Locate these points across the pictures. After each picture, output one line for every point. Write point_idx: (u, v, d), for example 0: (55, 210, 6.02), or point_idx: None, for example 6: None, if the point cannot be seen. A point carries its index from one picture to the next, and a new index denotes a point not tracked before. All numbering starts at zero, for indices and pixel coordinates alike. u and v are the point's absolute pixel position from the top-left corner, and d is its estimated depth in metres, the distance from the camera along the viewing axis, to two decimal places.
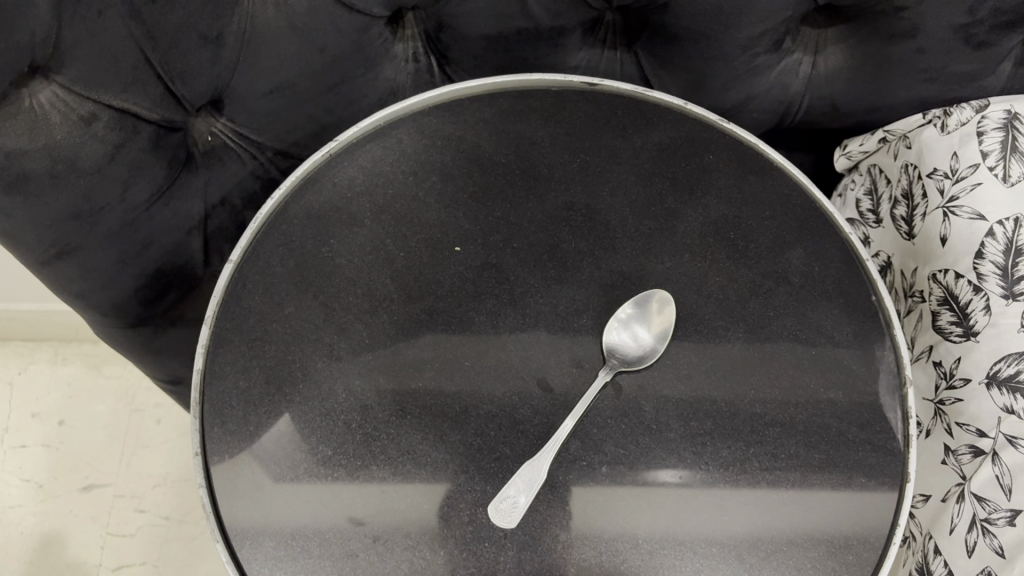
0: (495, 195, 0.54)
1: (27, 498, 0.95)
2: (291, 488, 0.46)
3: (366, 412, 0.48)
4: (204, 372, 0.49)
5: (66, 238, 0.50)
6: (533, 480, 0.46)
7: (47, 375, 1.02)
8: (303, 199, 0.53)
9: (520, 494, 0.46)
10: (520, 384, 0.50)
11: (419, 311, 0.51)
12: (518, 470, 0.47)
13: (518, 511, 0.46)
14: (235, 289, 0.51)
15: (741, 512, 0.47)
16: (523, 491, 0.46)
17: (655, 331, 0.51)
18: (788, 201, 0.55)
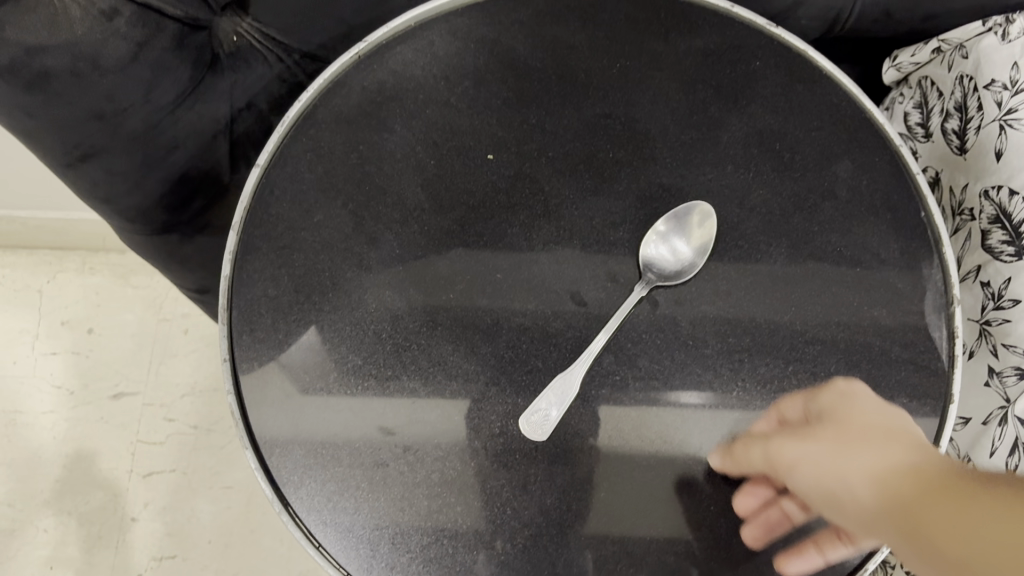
0: (531, 101, 0.52)
1: (60, 403, 0.97)
2: (321, 397, 0.46)
3: (396, 322, 0.47)
4: (232, 279, 0.48)
5: (90, 140, 0.48)
6: (565, 395, 0.46)
7: (76, 284, 1.02)
8: (332, 103, 0.51)
9: (551, 408, 0.45)
10: (554, 297, 0.49)
11: (451, 221, 0.50)
12: (550, 383, 0.46)
13: (549, 427, 0.45)
14: (263, 196, 0.49)
15: None
16: (554, 404, 0.45)
17: (695, 245, 0.49)
18: (837, 110, 0.52)
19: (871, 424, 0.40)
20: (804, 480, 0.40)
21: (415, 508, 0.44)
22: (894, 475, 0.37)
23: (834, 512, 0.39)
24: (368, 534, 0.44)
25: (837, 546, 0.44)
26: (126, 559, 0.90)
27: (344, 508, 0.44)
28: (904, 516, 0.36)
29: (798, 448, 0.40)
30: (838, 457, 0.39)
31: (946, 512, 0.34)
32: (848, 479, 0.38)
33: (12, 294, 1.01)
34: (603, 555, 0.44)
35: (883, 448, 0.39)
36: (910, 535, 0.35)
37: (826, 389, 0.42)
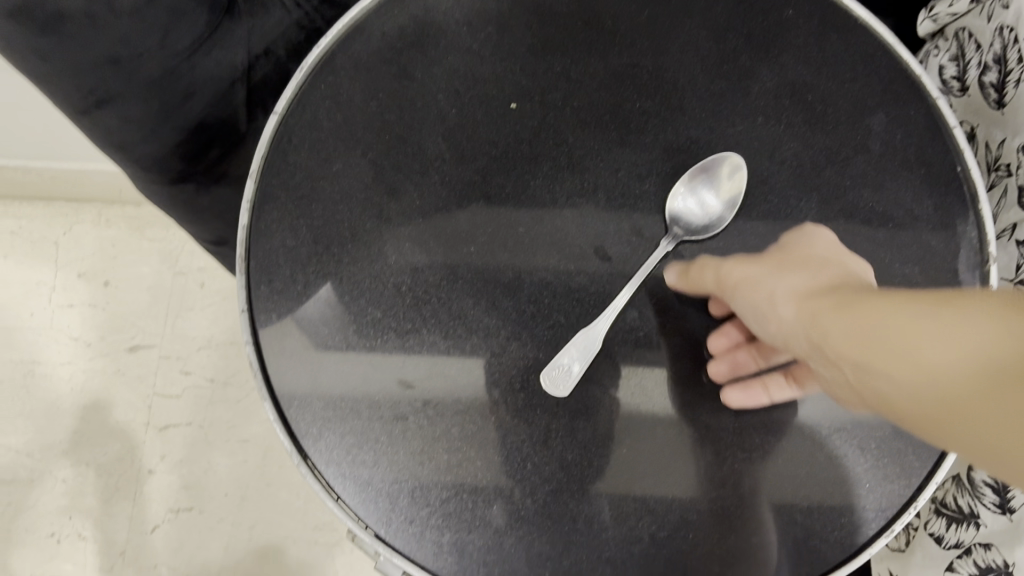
0: (555, 49, 0.51)
1: (77, 355, 0.97)
2: (340, 350, 0.45)
3: (416, 275, 0.47)
4: (250, 229, 0.47)
5: (105, 85, 0.47)
6: (587, 350, 0.45)
7: (92, 236, 1.02)
8: (351, 49, 0.50)
9: (572, 363, 0.45)
10: (577, 251, 0.48)
11: (472, 173, 0.49)
12: (572, 338, 0.45)
13: (571, 380, 0.44)
14: (281, 144, 0.48)
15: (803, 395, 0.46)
16: (577, 359, 0.45)
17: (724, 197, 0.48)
18: (872, 61, 0.51)
19: (809, 253, 0.42)
20: (746, 307, 0.42)
21: (434, 463, 0.44)
22: (814, 289, 0.39)
23: (770, 329, 0.41)
24: (387, 487, 0.43)
25: (782, 386, 0.45)
26: (143, 509, 0.91)
27: (363, 461, 0.44)
28: (810, 322, 0.38)
29: (747, 270, 0.42)
30: (775, 280, 0.41)
31: (849, 312, 0.36)
32: (778, 299, 0.40)
33: (29, 245, 1.01)
34: (623, 512, 0.44)
35: (811, 269, 0.41)
36: (817, 339, 0.37)
37: (792, 232, 0.45)
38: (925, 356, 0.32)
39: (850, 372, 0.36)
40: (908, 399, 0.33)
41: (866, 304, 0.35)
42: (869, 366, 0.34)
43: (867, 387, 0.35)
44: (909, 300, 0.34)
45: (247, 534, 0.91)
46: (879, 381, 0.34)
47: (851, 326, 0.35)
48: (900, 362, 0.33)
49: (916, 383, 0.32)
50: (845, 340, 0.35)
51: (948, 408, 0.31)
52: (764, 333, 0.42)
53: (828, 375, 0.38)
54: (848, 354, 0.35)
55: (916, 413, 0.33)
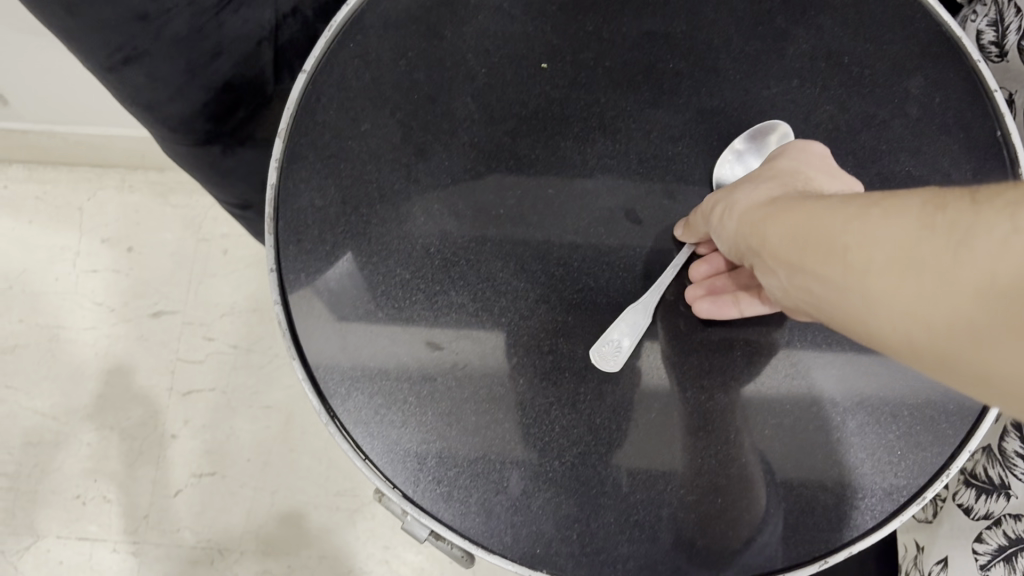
0: (586, 9, 0.50)
1: (101, 320, 0.97)
2: (369, 310, 0.45)
3: (445, 237, 0.46)
4: (278, 187, 0.46)
5: (133, 42, 0.47)
6: (637, 326, 0.45)
7: (115, 203, 1.02)
8: (381, 8, 0.50)
9: (623, 339, 0.44)
10: (608, 214, 0.47)
11: (502, 133, 0.48)
12: (620, 314, 0.45)
13: (623, 356, 0.44)
14: (310, 102, 0.48)
15: (834, 362, 0.45)
16: (626, 335, 0.44)
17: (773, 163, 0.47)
18: (910, 23, 0.50)
19: (769, 167, 0.42)
20: (709, 227, 0.42)
21: (462, 424, 0.44)
22: (766, 200, 0.39)
23: (724, 246, 0.42)
24: (415, 447, 0.43)
25: (753, 300, 0.44)
26: (166, 473, 0.92)
27: (391, 421, 0.44)
28: (757, 231, 0.38)
29: (714, 195, 0.42)
30: (731, 195, 0.41)
31: (791, 218, 0.35)
32: (731, 212, 0.40)
33: (54, 211, 1.02)
34: (653, 476, 0.43)
35: (765, 181, 0.41)
36: (762, 247, 0.37)
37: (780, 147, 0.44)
38: (849, 256, 0.31)
39: (790, 278, 0.36)
40: (839, 301, 0.33)
41: (806, 209, 0.35)
42: (805, 271, 0.34)
43: (806, 294, 0.35)
44: (842, 201, 0.33)
45: (269, 499, 0.91)
46: (814, 285, 0.34)
47: (792, 231, 0.35)
48: (829, 265, 0.32)
49: (844, 286, 0.32)
50: (786, 246, 0.35)
51: (874, 308, 0.31)
52: (723, 250, 0.42)
53: (775, 286, 0.38)
54: (788, 261, 0.35)
55: (848, 316, 0.32)
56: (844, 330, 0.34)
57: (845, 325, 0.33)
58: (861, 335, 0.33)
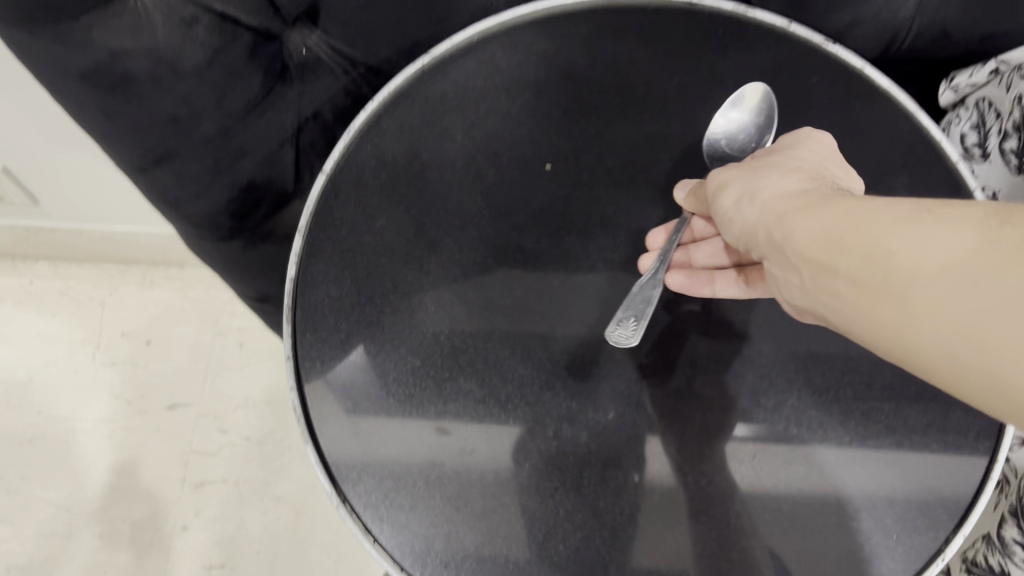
0: (590, 114, 0.53)
1: (116, 412, 0.99)
2: (379, 398, 0.47)
3: (454, 327, 0.49)
4: (297, 279, 0.49)
5: (165, 145, 0.50)
6: (648, 304, 0.48)
7: (135, 299, 1.05)
8: (397, 113, 0.53)
9: (636, 317, 0.48)
10: (609, 307, 0.50)
11: (509, 229, 0.51)
12: (625, 301, 0.49)
13: (640, 328, 0.47)
14: (329, 200, 0.51)
15: (827, 454, 0.46)
16: (635, 315, 0.48)
17: (759, 118, 0.52)
18: (895, 128, 0.52)
19: (787, 155, 0.44)
20: (720, 208, 0.45)
21: (470, 508, 0.45)
22: (791, 192, 0.41)
23: (739, 230, 0.44)
24: (424, 531, 0.44)
25: (727, 284, 0.50)
26: (175, 567, 0.92)
27: (400, 505, 0.45)
28: (785, 221, 0.39)
29: (726, 171, 0.45)
30: (754, 182, 0.43)
31: (828, 214, 0.37)
32: (753, 202, 0.43)
33: (76, 305, 1.05)
34: (657, 561, 0.44)
35: (788, 171, 0.43)
36: (787, 237, 0.39)
37: (791, 135, 0.47)
38: (898, 263, 0.33)
39: (814, 277, 0.38)
40: (871, 305, 0.35)
41: (845, 208, 0.37)
42: (836, 270, 0.36)
43: (829, 291, 0.37)
44: (883, 204, 0.35)
45: None
46: (845, 287, 0.36)
47: (827, 228, 0.37)
48: (869, 270, 0.34)
49: (885, 293, 0.34)
50: (818, 241, 0.37)
51: (914, 317, 0.33)
52: (736, 236, 0.45)
53: (790, 279, 0.41)
54: (818, 260, 0.37)
55: (880, 322, 0.34)
56: (865, 334, 0.36)
57: (869, 328, 0.35)
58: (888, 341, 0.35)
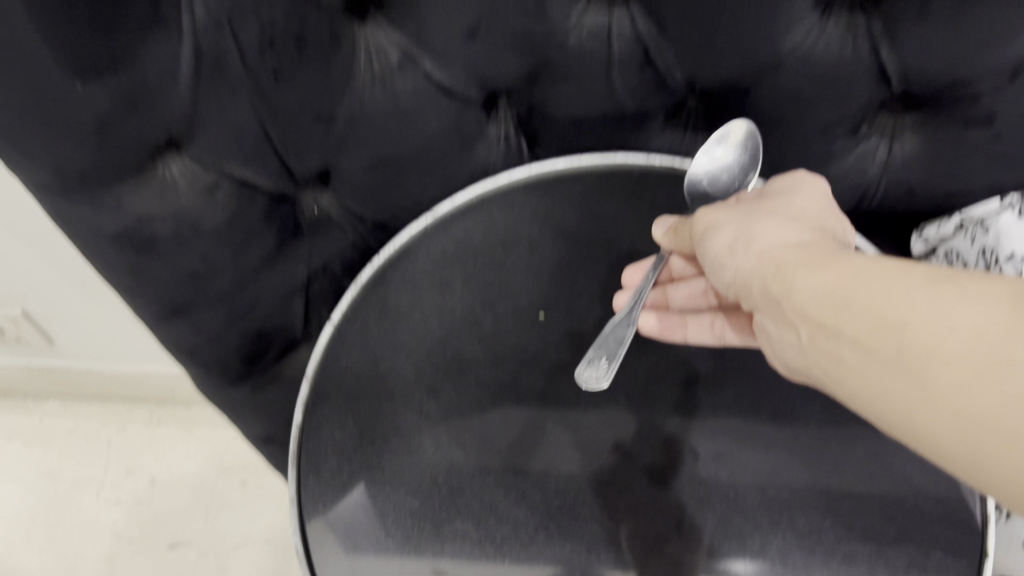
0: (579, 270, 0.57)
1: (117, 550, 0.99)
2: (378, 542, 0.49)
3: (451, 470, 0.51)
4: (303, 424, 0.52)
5: (183, 299, 0.53)
6: (620, 342, 0.52)
7: (142, 436, 1.07)
8: (402, 267, 0.56)
9: (608, 356, 0.52)
10: (599, 449, 0.52)
11: (505, 374, 0.54)
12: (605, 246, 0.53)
13: (609, 371, 0.51)
14: (336, 348, 0.54)
15: None
16: (606, 357, 0.52)
17: (740, 157, 0.56)
18: None
19: (784, 204, 0.48)
20: (708, 249, 0.48)
21: None
22: (789, 246, 0.44)
23: (729, 276, 0.47)
24: None
25: (699, 330, 0.55)
26: None
27: None
28: (787, 276, 0.42)
29: (716, 212, 0.48)
30: (750, 229, 0.46)
31: (836, 272, 0.40)
32: (750, 248, 0.46)
33: (84, 443, 1.07)
34: None
35: (785, 220, 0.46)
36: (787, 289, 0.42)
37: (784, 179, 0.51)
38: (911, 330, 0.36)
39: (813, 334, 0.41)
40: (873, 364, 0.37)
41: (854, 268, 0.40)
42: (838, 328, 0.39)
43: (827, 346, 0.40)
44: (903, 271, 0.38)
45: None
46: (846, 344, 0.39)
47: (834, 287, 0.40)
48: (875, 330, 0.37)
49: (888, 352, 0.37)
50: (823, 296, 0.40)
51: (913, 378, 0.35)
52: (729, 280, 0.48)
53: (787, 330, 0.43)
54: (820, 317, 0.40)
55: (879, 379, 0.37)
56: (858, 391, 0.39)
57: (864, 384, 0.38)
58: (881, 398, 0.37)
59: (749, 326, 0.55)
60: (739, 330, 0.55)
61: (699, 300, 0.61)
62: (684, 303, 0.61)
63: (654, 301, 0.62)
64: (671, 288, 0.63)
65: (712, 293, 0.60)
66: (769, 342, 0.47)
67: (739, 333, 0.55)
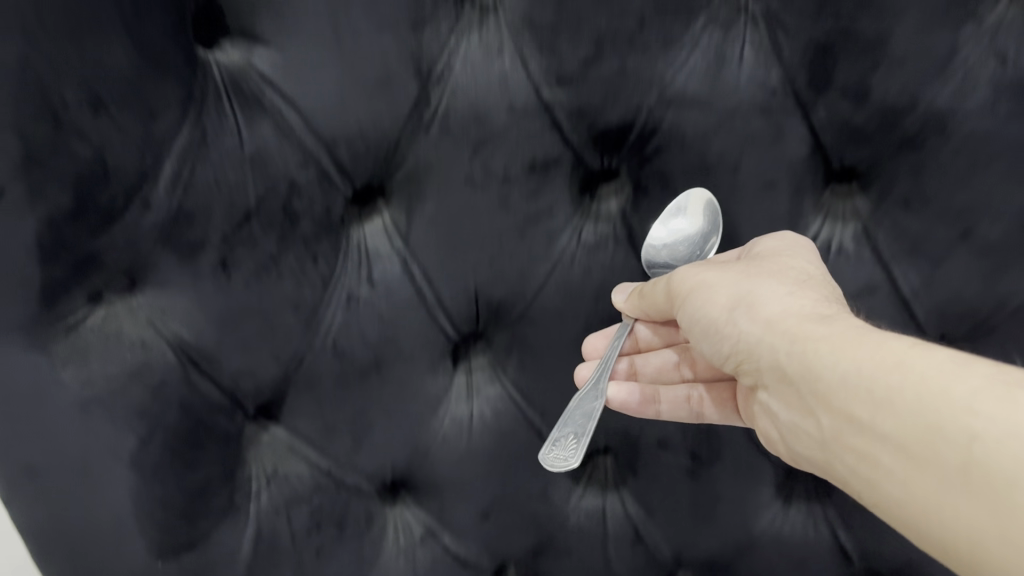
0: None
1: None
2: None
3: None
4: None
5: None
6: (588, 417, 0.41)
7: None
8: None
9: (576, 433, 0.40)
10: None
11: None
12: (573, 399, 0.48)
13: (581, 449, 0.39)
14: None
15: None
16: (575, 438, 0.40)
17: (704, 224, 0.44)
18: None
19: (788, 265, 0.39)
20: (699, 313, 0.39)
21: None
22: (806, 313, 0.36)
23: (725, 350, 0.38)
24: None
25: (675, 405, 0.46)
26: None
27: None
28: (805, 352, 0.34)
29: (702, 272, 0.40)
30: (753, 292, 0.38)
31: (876, 352, 0.31)
32: (757, 316, 0.37)
33: None
34: None
35: (791, 287, 0.37)
36: (811, 370, 0.33)
37: (766, 238, 0.42)
38: (981, 448, 0.26)
39: (839, 427, 0.32)
40: (915, 477, 0.28)
41: (895, 353, 0.31)
42: (871, 423, 0.30)
43: (854, 440, 0.31)
44: (968, 365, 0.29)
45: None
46: (879, 441, 0.30)
47: (870, 371, 0.31)
48: (921, 438, 0.28)
49: (932, 463, 0.28)
50: (851, 381, 0.31)
51: (973, 507, 0.26)
52: (726, 351, 0.39)
53: (802, 418, 0.35)
54: (852, 411, 0.31)
55: (921, 499, 0.28)
56: (912, 496, 0.28)
57: (909, 488, 0.29)
58: (930, 514, 0.28)
59: (733, 405, 0.46)
60: (720, 404, 0.46)
61: (672, 373, 0.49)
62: (655, 375, 0.50)
63: (622, 373, 0.50)
64: (639, 356, 0.50)
65: (686, 363, 0.49)
66: (780, 430, 0.37)
67: (719, 406, 0.46)
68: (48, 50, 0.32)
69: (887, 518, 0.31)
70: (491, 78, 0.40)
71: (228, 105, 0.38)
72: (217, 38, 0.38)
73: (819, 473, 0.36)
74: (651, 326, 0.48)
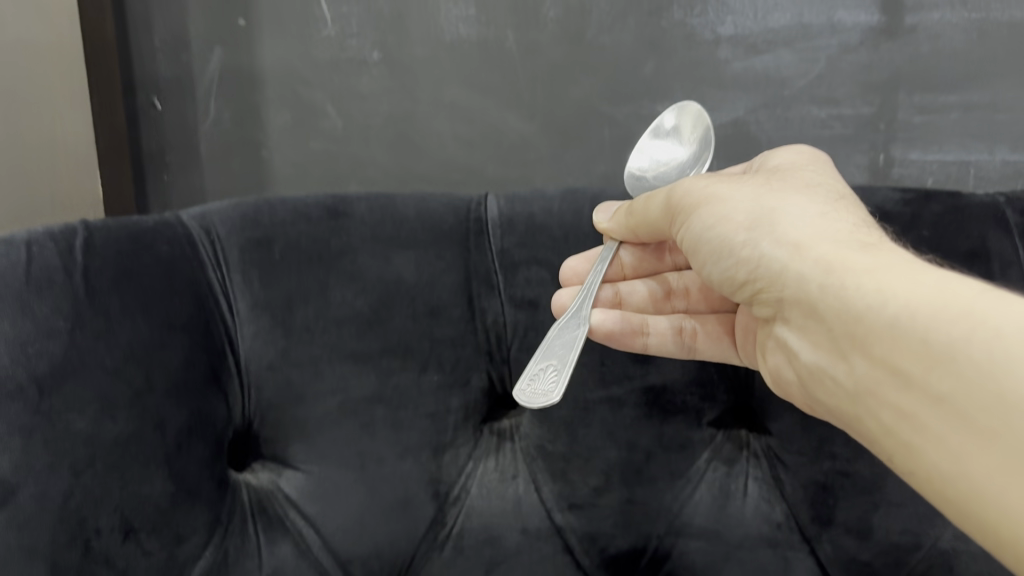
0: None
1: None
2: None
3: None
4: None
5: None
6: (570, 347, 0.35)
7: None
8: None
9: (557, 365, 0.34)
10: None
11: None
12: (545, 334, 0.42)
13: (563, 382, 0.33)
14: None
15: None
16: (553, 364, 0.34)
17: (695, 148, 0.46)
18: None
19: (815, 184, 0.35)
20: (712, 245, 0.35)
21: None
22: (843, 239, 0.31)
23: (739, 293, 0.36)
24: None
25: (663, 338, 0.40)
26: None
27: None
28: (842, 284, 0.29)
29: (717, 187, 0.36)
30: (776, 222, 0.33)
31: (938, 293, 0.26)
32: (785, 241, 0.32)
33: None
34: None
35: (822, 213, 0.33)
36: (844, 294, 0.29)
37: (775, 152, 0.40)
38: None
39: (874, 356, 0.28)
40: (963, 447, 0.24)
41: (962, 295, 0.26)
42: (917, 367, 0.26)
43: (888, 377, 0.27)
44: None
45: None
46: (924, 398, 0.25)
47: (926, 310, 0.26)
48: (984, 405, 0.23)
49: (995, 442, 0.23)
50: (897, 323, 0.27)
51: None
52: (741, 276, 0.35)
53: (820, 356, 0.31)
54: (898, 361, 0.27)
55: (970, 476, 0.24)
56: (959, 468, 0.24)
57: (962, 456, 0.24)
58: (981, 498, 0.23)
59: (729, 339, 0.41)
60: (715, 338, 0.41)
61: (660, 303, 0.45)
62: (640, 307, 0.45)
63: (606, 301, 0.45)
64: (623, 284, 0.46)
65: (677, 293, 0.46)
66: (798, 372, 0.34)
67: (714, 341, 0.41)
68: (91, 484, 0.33)
69: (905, 473, 0.27)
70: (505, 502, 0.42)
71: (252, 524, 0.39)
72: (249, 461, 0.41)
73: (833, 416, 0.32)
74: (637, 249, 0.44)
